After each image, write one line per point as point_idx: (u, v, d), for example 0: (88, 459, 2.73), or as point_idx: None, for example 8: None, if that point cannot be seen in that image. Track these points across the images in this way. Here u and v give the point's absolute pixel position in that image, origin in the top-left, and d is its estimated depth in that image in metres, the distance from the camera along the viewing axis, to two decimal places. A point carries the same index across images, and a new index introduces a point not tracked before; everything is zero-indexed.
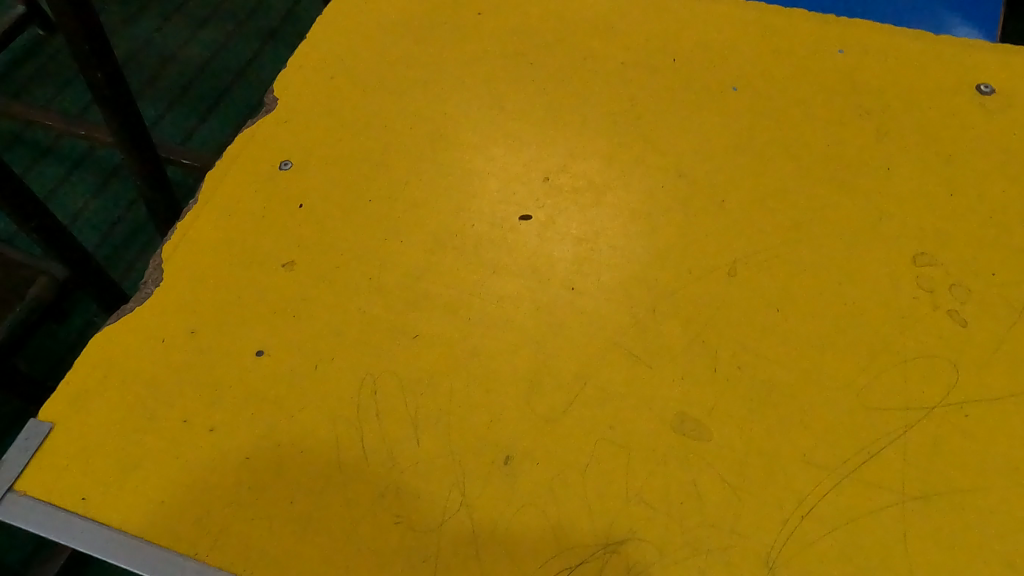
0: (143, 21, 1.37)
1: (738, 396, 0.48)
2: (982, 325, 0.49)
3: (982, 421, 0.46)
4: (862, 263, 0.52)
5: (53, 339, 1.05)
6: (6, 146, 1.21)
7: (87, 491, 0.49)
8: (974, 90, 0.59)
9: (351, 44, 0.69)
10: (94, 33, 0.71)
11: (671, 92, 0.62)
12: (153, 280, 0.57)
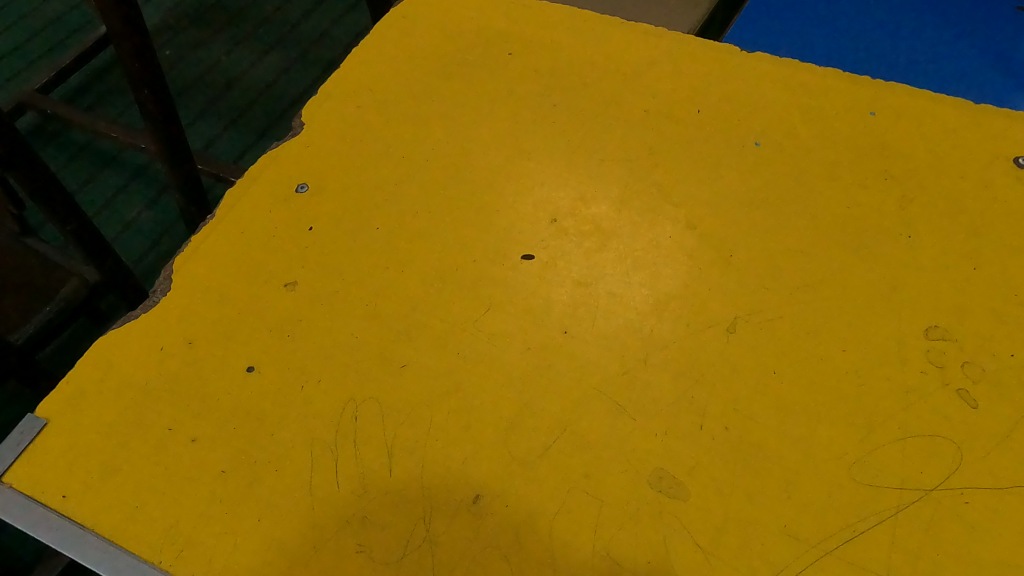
0: (215, 46, 1.43)
1: (722, 457, 0.45)
2: (995, 408, 0.45)
3: (984, 510, 0.42)
4: (871, 331, 0.49)
5: (85, 338, 1.09)
6: (76, 155, 1.29)
7: (67, 489, 0.45)
8: (1012, 163, 0.55)
9: (371, 63, 0.67)
10: (144, 53, 0.72)
11: (689, 141, 0.59)
12: (162, 289, 0.53)
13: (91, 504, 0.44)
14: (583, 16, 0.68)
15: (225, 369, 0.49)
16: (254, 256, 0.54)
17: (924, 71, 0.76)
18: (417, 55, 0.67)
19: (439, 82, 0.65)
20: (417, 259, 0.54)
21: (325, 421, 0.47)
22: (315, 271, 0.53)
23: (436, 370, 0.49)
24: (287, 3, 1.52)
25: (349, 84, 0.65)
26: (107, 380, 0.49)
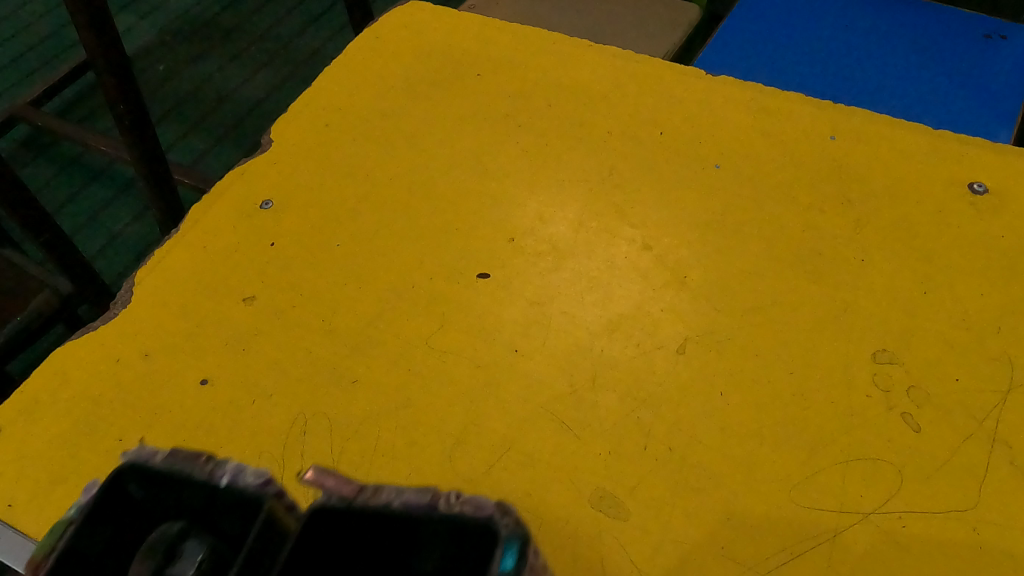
0: (210, 63, 1.46)
1: (663, 477, 0.45)
2: (938, 432, 0.45)
3: (922, 535, 0.42)
4: (819, 353, 0.49)
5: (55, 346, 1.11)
6: (67, 168, 1.31)
7: (14, 498, 0.46)
8: (967, 188, 0.56)
9: (343, 84, 0.68)
10: (121, 69, 0.74)
11: (650, 163, 0.60)
12: (122, 301, 0.54)
13: (36, 513, 0.45)
14: (552, 38, 0.69)
15: (178, 381, 0.50)
16: (216, 270, 0.55)
17: (890, 98, 0.77)
18: (389, 76, 0.68)
19: (407, 102, 0.66)
20: (375, 276, 0.54)
21: (273, 435, 0.47)
22: (273, 286, 0.54)
23: (386, 386, 0.49)
24: (281, 21, 1.54)
25: (320, 104, 0.66)
26: (60, 390, 0.50)
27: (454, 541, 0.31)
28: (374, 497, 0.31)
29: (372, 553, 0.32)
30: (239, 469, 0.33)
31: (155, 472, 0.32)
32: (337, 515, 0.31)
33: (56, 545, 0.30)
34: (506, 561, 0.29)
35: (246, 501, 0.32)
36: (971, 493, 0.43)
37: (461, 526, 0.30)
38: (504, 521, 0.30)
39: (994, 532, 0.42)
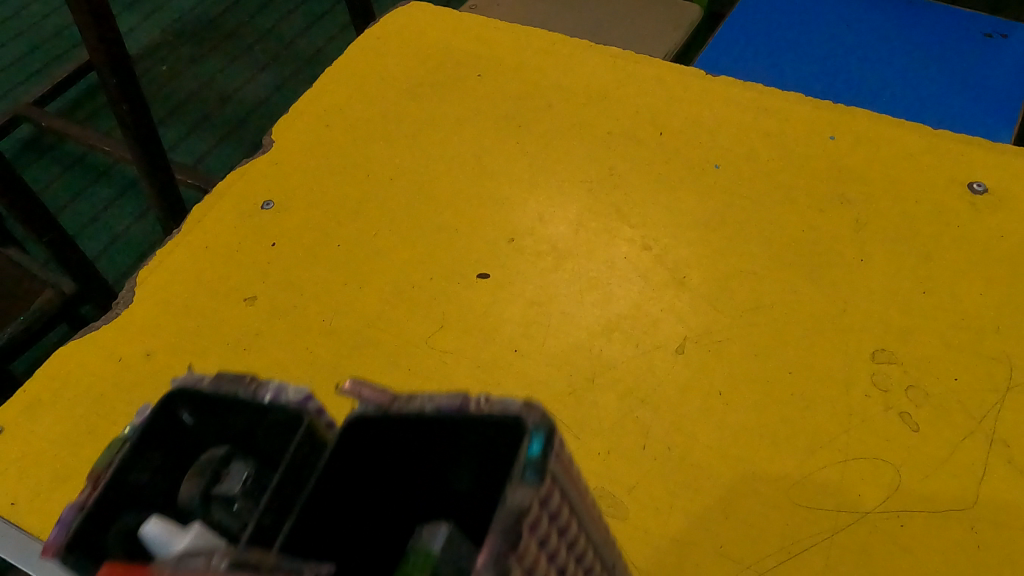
0: (212, 64, 1.46)
1: (661, 476, 0.45)
2: (936, 431, 0.45)
3: (919, 534, 0.42)
4: (818, 353, 0.49)
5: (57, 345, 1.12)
6: (70, 168, 1.31)
7: (17, 497, 0.46)
8: (966, 188, 0.55)
9: (345, 85, 0.68)
10: (123, 70, 0.74)
11: (650, 163, 0.60)
12: (125, 301, 0.55)
13: (39, 511, 0.45)
14: (552, 38, 0.69)
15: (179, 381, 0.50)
16: (217, 270, 0.56)
17: (890, 98, 0.77)
18: (390, 77, 0.68)
19: (408, 103, 0.66)
20: (375, 276, 0.55)
21: None
22: (274, 286, 0.54)
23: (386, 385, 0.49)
24: (283, 21, 1.54)
25: (321, 105, 0.67)
26: (64, 389, 0.50)
27: (489, 446, 0.25)
28: (406, 403, 0.26)
29: (407, 469, 0.27)
30: (281, 386, 0.28)
31: (201, 397, 0.28)
32: (368, 426, 0.26)
33: (99, 470, 0.26)
34: (532, 449, 0.23)
35: (292, 424, 0.28)
36: (969, 492, 0.43)
37: (498, 427, 0.25)
38: (529, 410, 0.24)
39: (992, 531, 0.42)
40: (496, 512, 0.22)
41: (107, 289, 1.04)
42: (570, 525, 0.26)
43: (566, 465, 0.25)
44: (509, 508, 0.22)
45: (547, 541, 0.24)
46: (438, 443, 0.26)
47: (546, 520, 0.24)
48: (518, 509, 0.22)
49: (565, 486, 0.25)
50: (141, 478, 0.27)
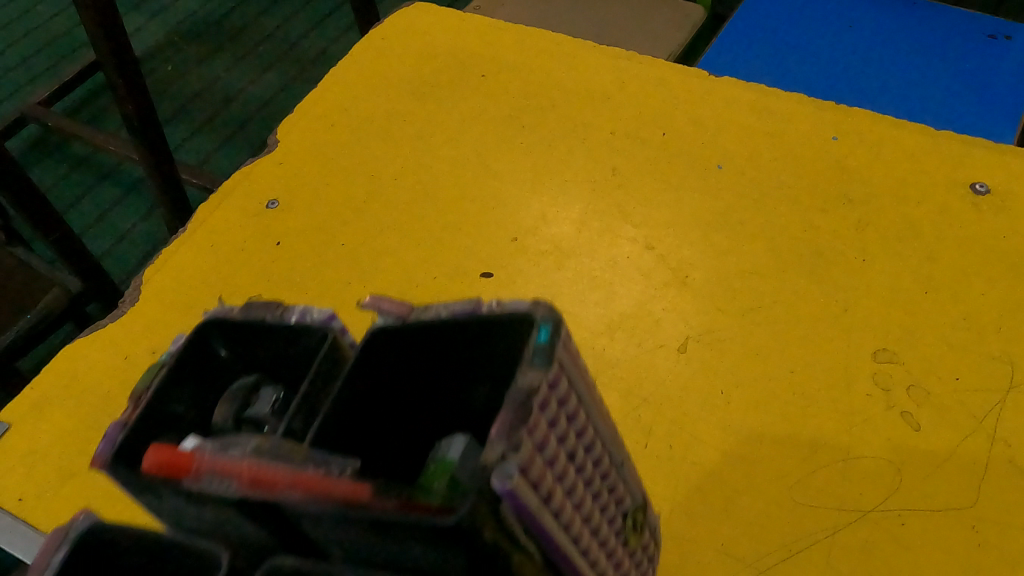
0: (218, 64, 1.47)
1: (662, 474, 0.46)
2: (937, 430, 0.45)
3: (920, 533, 0.42)
4: (819, 352, 0.49)
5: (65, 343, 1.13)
6: (76, 168, 1.32)
7: (24, 492, 0.47)
8: (968, 188, 0.55)
9: (350, 86, 0.69)
10: (129, 70, 0.75)
11: (653, 163, 0.60)
12: (130, 300, 0.56)
13: (45, 505, 0.46)
14: (556, 40, 0.70)
15: None
16: (223, 269, 0.56)
17: (893, 98, 0.78)
18: (395, 78, 0.69)
19: (413, 104, 0.67)
20: (379, 275, 0.55)
21: None
22: (278, 285, 0.55)
23: None
24: (288, 22, 1.55)
25: (327, 106, 0.67)
26: (71, 387, 0.51)
27: (497, 343, 0.29)
28: (425, 312, 0.30)
29: (430, 372, 0.31)
30: (305, 309, 0.31)
31: (233, 325, 0.31)
32: (392, 333, 0.30)
33: (145, 390, 0.29)
34: (539, 337, 0.28)
35: (317, 341, 0.31)
36: (970, 491, 0.43)
37: (505, 325, 0.29)
38: (535, 305, 0.28)
39: (993, 531, 0.42)
40: (508, 393, 0.26)
41: (111, 288, 1.04)
42: (574, 411, 0.29)
43: (569, 356, 0.29)
44: (519, 390, 0.26)
45: (554, 416, 0.28)
46: (455, 347, 0.30)
47: (554, 400, 0.28)
48: (527, 389, 0.26)
49: (569, 374, 0.29)
50: (182, 398, 0.30)
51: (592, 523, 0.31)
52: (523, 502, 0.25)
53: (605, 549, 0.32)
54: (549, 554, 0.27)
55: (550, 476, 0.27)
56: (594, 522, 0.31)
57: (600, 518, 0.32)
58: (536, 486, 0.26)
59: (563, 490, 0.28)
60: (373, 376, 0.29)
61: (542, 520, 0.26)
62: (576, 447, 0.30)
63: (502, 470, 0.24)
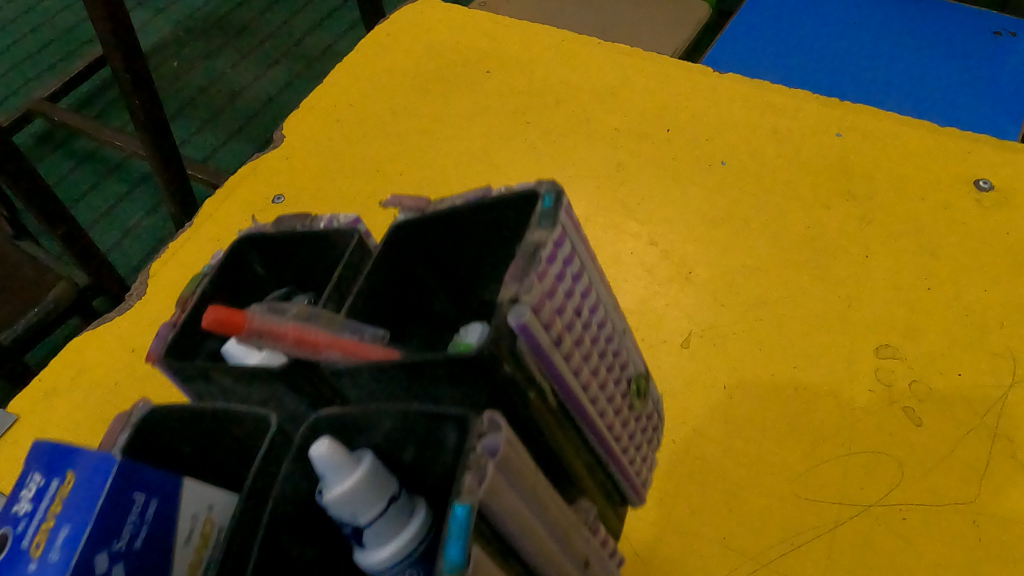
0: (223, 60, 1.48)
1: (665, 468, 0.46)
2: (939, 426, 0.46)
3: (921, 527, 0.42)
4: (821, 348, 0.49)
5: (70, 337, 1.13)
6: (82, 163, 1.33)
7: None
8: (972, 185, 0.55)
9: (356, 84, 0.69)
10: (136, 65, 0.75)
11: (657, 160, 0.60)
12: (137, 294, 0.57)
13: None
14: (560, 36, 0.70)
15: None
16: None
17: (897, 95, 0.78)
18: (400, 75, 0.69)
19: (418, 100, 0.67)
20: None
21: None
22: None
23: None
24: (294, 17, 1.55)
25: (333, 103, 0.68)
26: (81, 380, 0.52)
27: (505, 221, 0.36)
28: (441, 203, 0.36)
29: (450, 257, 0.37)
30: (333, 217, 0.39)
31: (267, 239, 0.40)
32: (415, 223, 0.36)
33: (189, 296, 0.38)
34: (545, 204, 0.33)
35: (340, 243, 0.39)
36: (971, 486, 0.43)
37: (516, 203, 0.35)
38: (540, 182, 0.34)
39: (994, 525, 0.42)
40: (519, 249, 0.32)
41: (121, 284, 1.04)
42: (580, 274, 0.35)
43: (573, 225, 0.34)
44: (529, 245, 0.32)
45: (562, 274, 0.33)
46: (468, 235, 0.36)
47: (562, 258, 0.33)
48: (535, 244, 0.32)
49: (573, 240, 0.34)
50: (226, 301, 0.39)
51: (598, 378, 0.37)
52: (533, 336, 0.31)
53: (609, 401, 0.38)
54: (560, 388, 0.33)
55: (557, 323, 0.33)
56: (600, 377, 0.37)
57: (607, 373, 0.38)
58: (545, 327, 0.32)
59: (570, 338, 0.34)
60: (400, 261, 0.36)
61: (550, 356, 0.32)
62: (582, 307, 0.35)
63: (516, 310, 0.31)
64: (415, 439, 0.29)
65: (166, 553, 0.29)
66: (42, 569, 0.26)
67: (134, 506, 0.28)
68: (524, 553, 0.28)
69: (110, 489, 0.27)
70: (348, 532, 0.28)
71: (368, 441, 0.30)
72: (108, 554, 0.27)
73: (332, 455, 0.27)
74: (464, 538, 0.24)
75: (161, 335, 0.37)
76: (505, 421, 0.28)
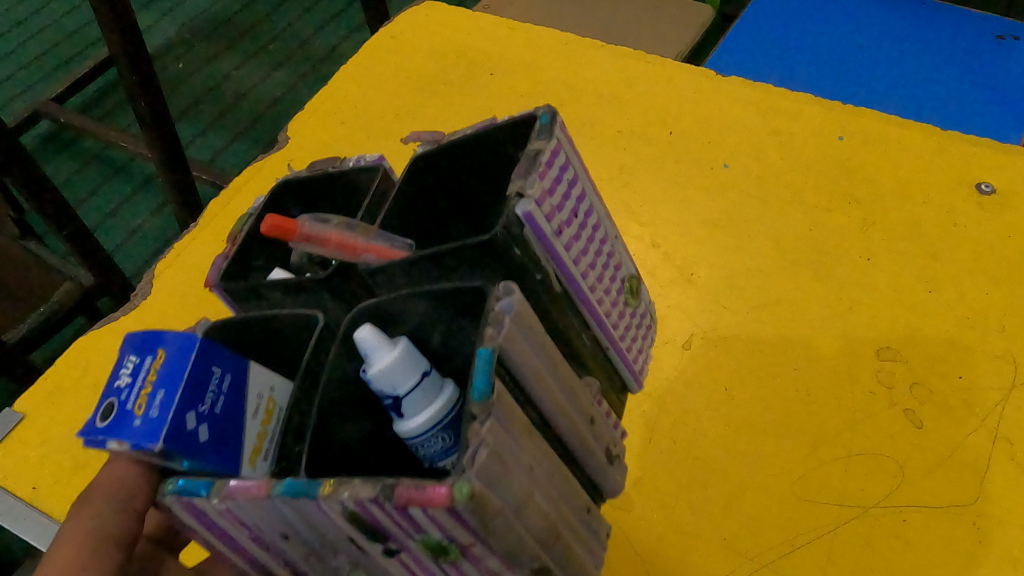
0: (229, 61, 1.48)
1: (665, 468, 0.47)
2: (939, 428, 0.46)
3: (921, 528, 0.42)
4: (822, 349, 0.50)
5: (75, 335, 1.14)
6: (87, 164, 1.33)
7: (38, 482, 0.50)
8: (974, 188, 0.55)
9: (362, 86, 0.70)
10: (142, 66, 0.76)
11: (658, 162, 0.61)
12: (143, 293, 0.58)
13: (60, 498, 0.49)
14: (564, 38, 0.70)
15: None
16: None
17: (899, 98, 0.78)
18: (404, 77, 0.70)
19: (422, 102, 0.67)
20: None
21: None
22: None
23: None
24: (299, 19, 1.56)
25: (338, 105, 0.68)
26: (87, 381, 0.54)
27: (509, 143, 0.42)
28: (454, 135, 0.42)
29: (465, 183, 0.43)
30: (358, 159, 0.48)
31: (299, 182, 0.48)
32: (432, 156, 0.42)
33: (240, 234, 0.46)
34: (542, 120, 0.39)
35: (366, 176, 0.47)
36: (971, 488, 0.43)
37: (518, 125, 0.40)
38: (537, 106, 0.40)
39: (993, 526, 0.42)
40: (522, 156, 0.38)
41: (126, 285, 1.03)
42: (577, 180, 0.40)
43: (568, 140, 0.40)
44: (530, 152, 0.38)
45: (560, 178, 0.39)
46: (478, 160, 0.42)
47: (560, 164, 0.39)
48: (535, 151, 0.38)
49: (568, 151, 0.40)
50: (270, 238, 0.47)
51: (600, 275, 0.42)
52: (538, 226, 0.37)
53: (609, 298, 0.43)
54: (564, 275, 0.39)
55: (559, 217, 0.39)
56: (600, 274, 0.42)
57: (606, 272, 0.43)
58: (547, 218, 0.37)
59: (571, 232, 0.40)
60: (421, 187, 0.43)
61: (553, 243, 0.38)
62: (582, 208, 0.41)
63: (522, 201, 0.36)
64: (443, 318, 0.36)
65: (239, 422, 0.34)
66: (144, 423, 0.31)
67: (213, 379, 0.33)
68: (538, 397, 0.35)
69: (194, 361, 0.33)
70: (388, 404, 0.34)
71: (405, 325, 0.36)
72: (195, 414, 0.32)
73: (372, 334, 0.33)
74: (488, 369, 0.31)
75: (216, 265, 0.45)
76: (517, 288, 0.34)
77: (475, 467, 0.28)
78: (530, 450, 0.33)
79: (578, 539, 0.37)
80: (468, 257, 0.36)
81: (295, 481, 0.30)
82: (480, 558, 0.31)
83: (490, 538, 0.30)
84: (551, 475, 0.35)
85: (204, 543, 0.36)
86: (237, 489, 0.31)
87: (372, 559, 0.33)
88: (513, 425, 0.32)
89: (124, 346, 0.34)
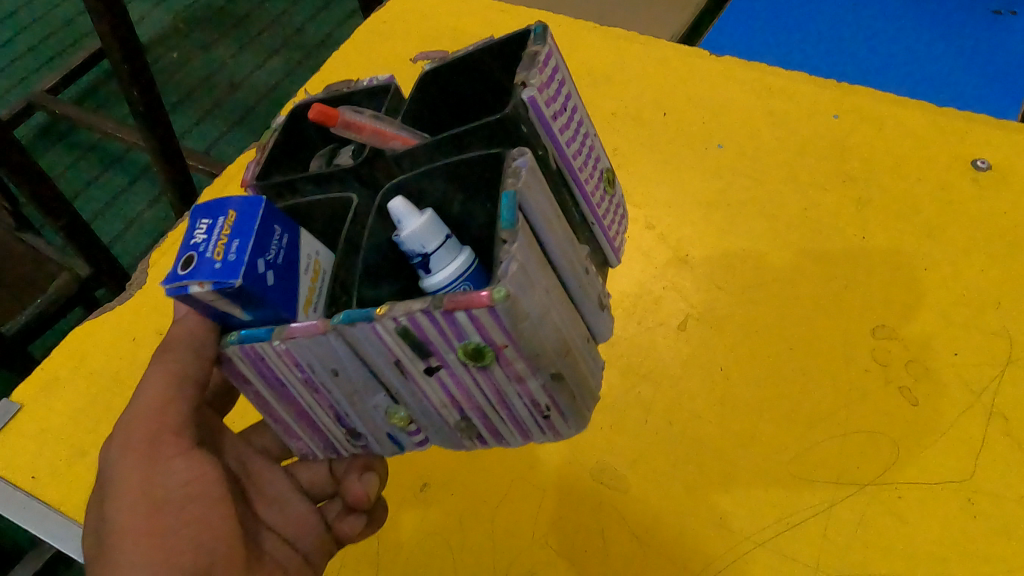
0: (223, 48, 1.48)
1: (658, 445, 0.47)
2: (937, 405, 0.46)
3: (917, 505, 0.42)
4: (816, 328, 0.50)
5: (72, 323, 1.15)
6: (82, 156, 1.33)
7: (37, 471, 0.50)
8: (970, 165, 0.55)
9: (355, 72, 0.69)
10: (134, 55, 0.76)
11: (652, 144, 0.61)
12: (138, 282, 0.59)
13: (59, 487, 0.49)
14: (556, 22, 0.69)
15: None
16: None
17: (895, 76, 0.77)
18: (397, 63, 0.69)
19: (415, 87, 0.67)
20: None
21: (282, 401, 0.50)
22: None
23: None
24: (293, 5, 1.55)
25: None
26: (83, 372, 0.54)
27: (505, 61, 0.43)
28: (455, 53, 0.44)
29: (464, 102, 0.45)
30: (373, 77, 0.48)
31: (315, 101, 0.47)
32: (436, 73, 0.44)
33: (265, 146, 0.46)
34: (536, 30, 0.41)
35: (380, 94, 0.47)
36: (967, 464, 0.43)
37: (513, 43, 0.42)
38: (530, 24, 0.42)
39: (988, 502, 0.42)
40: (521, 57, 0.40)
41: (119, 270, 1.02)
42: (570, 84, 0.42)
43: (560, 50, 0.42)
44: (528, 52, 0.39)
45: (556, 78, 0.40)
46: (479, 74, 0.44)
47: (556, 67, 0.40)
48: (533, 51, 0.39)
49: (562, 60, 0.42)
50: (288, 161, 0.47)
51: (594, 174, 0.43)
52: (541, 110, 0.38)
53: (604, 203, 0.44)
54: (564, 163, 0.40)
55: (557, 108, 0.40)
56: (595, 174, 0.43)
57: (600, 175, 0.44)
58: (547, 107, 0.39)
59: (569, 126, 0.41)
60: (426, 100, 0.45)
61: (553, 131, 0.39)
62: (576, 110, 0.42)
63: (525, 90, 0.38)
64: (465, 188, 0.38)
65: (299, 277, 0.36)
66: (225, 266, 0.33)
67: (275, 237, 0.35)
68: (555, 242, 0.36)
69: (262, 217, 0.35)
70: (416, 263, 0.36)
71: (425, 203, 0.39)
72: (265, 261, 0.34)
73: (403, 203, 0.35)
74: (513, 206, 0.33)
75: (247, 170, 0.45)
76: (530, 152, 0.36)
77: (508, 277, 0.31)
78: (549, 275, 0.35)
79: (591, 362, 0.40)
80: (483, 135, 0.38)
81: (350, 313, 0.34)
82: (510, 361, 0.34)
83: (520, 339, 0.33)
84: (568, 305, 0.37)
85: (256, 395, 0.39)
86: (298, 330, 0.34)
87: (412, 383, 0.36)
88: (536, 256, 0.34)
89: (194, 213, 0.36)
